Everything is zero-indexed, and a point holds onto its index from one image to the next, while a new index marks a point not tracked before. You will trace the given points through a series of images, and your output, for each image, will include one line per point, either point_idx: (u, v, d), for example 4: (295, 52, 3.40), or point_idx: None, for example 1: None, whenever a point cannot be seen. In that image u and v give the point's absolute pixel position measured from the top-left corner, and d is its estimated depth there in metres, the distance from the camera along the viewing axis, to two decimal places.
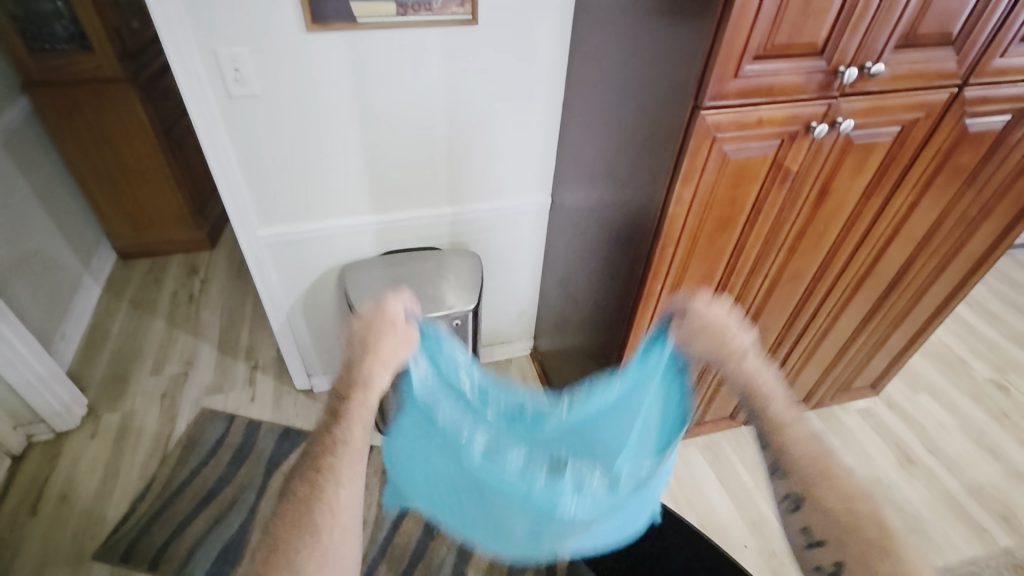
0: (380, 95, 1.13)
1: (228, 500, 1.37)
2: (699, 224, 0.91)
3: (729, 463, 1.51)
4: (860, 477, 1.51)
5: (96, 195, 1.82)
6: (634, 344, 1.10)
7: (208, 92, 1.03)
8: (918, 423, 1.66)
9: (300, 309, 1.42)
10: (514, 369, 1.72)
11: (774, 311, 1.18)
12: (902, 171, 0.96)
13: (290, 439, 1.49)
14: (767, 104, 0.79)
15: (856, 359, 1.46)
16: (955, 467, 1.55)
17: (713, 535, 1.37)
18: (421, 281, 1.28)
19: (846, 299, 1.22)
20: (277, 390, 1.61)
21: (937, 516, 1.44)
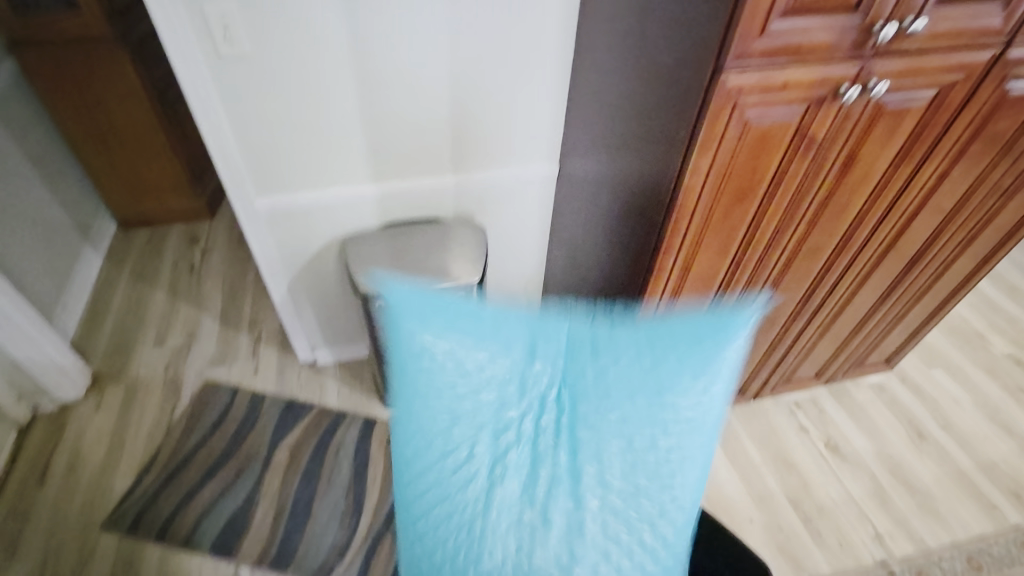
0: (378, 58, 1.06)
1: (234, 472, 1.37)
2: (715, 196, 0.86)
3: (736, 438, 1.49)
4: (869, 452, 1.49)
5: (91, 163, 1.77)
6: None
7: (197, 55, 0.97)
8: (931, 398, 1.63)
9: (301, 281, 1.38)
10: None
11: (791, 286, 1.14)
12: (935, 139, 0.90)
13: (294, 411, 1.49)
14: (794, 66, 0.73)
15: (872, 334, 1.42)
16: (968, 443, 1.53)
17: (718, 510, 1.36)
18: (424, 253, 1.25)
19: (865, 274, 1.18)
20: (280, 363, 1.60)
21: (947, 492, 1.43)
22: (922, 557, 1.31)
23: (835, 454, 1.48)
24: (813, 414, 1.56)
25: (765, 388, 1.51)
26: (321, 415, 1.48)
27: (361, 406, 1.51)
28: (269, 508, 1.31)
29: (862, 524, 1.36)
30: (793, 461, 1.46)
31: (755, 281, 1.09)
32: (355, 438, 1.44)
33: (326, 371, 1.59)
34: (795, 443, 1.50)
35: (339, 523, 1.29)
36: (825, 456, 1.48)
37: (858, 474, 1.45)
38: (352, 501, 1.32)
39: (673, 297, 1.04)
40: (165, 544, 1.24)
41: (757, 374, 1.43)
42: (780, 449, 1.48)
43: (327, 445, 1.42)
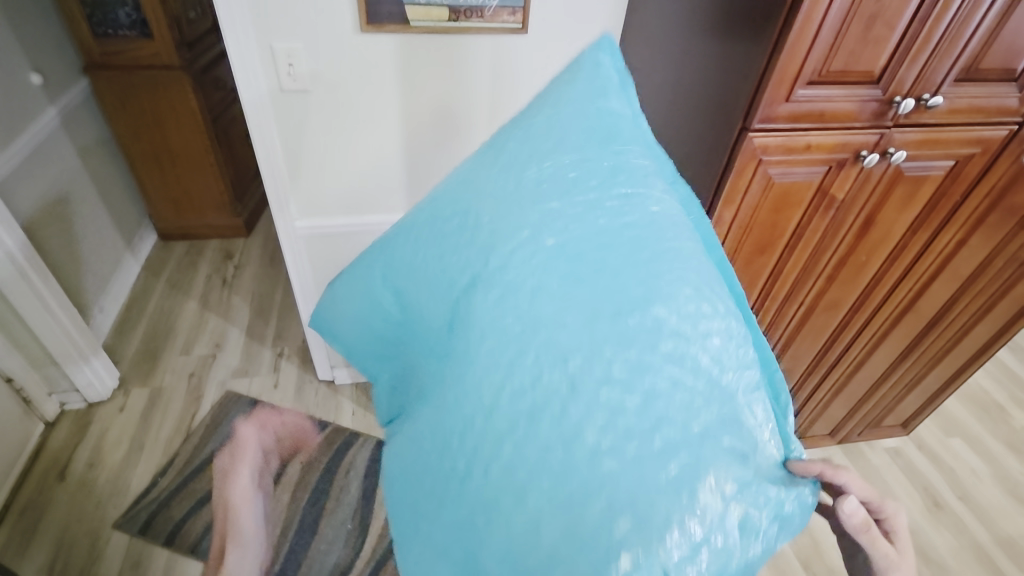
0: (426, 95, 1.14)
1: None
2: (737, 246, 0.90)
3: None
4: None
5: (143, 176, 1.88)
6: None
7: (262, 85, 1.06)
8: (948, 467, 1.60)
9: None
10: None
11: (807, 340, 1.16)
12: (952, 206, 0.94)
13: None
14: (818, 129, 0.77)
15: (889, 395, 1.41)
16: (985, 516, 1.49)
17: None
18: None
19: (882, 333, 1.19)
20: (300, 379, 1.64)
21: (963, 566, 1.39)
22: None
23: None
24: None
25: None
26: (335, 434, 1.51)
27: (375, 428, 1.54)
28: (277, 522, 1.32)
29: None
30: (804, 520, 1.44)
31: (771, 332, 1.11)
32: (366, 459, 1.46)
33: (343, 390, 1.62)
34: None
35: (344, 543, 1.30)
36: None
37: None
38: (358, 522, 1.33)
39: None
40: (172, 551, 1.26)
41: None
42: None
43: (339, 463, 1.45)
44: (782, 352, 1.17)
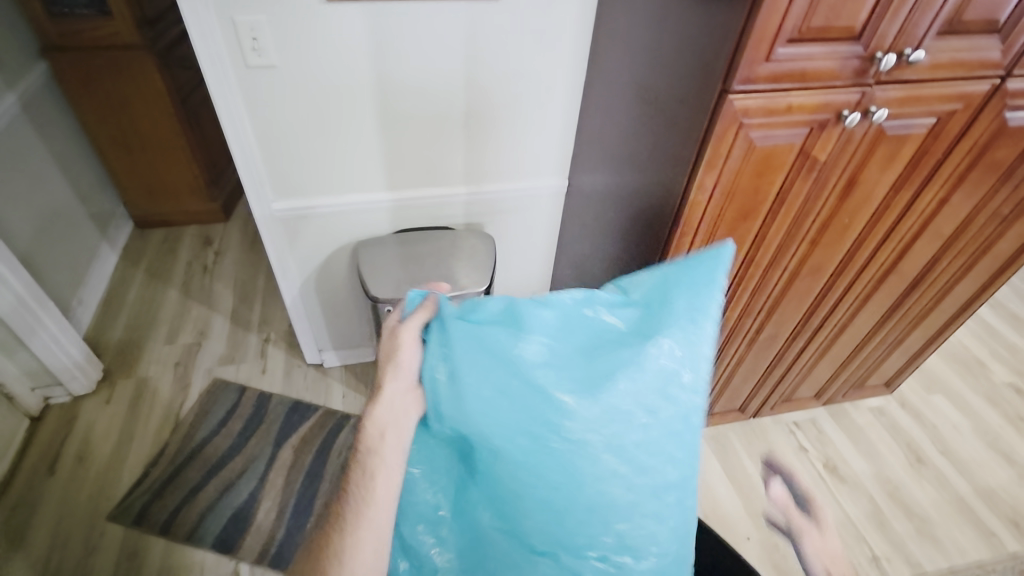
0: (400, 68, 1.10)
1: (239, 469, 1.38)
2: (720, 212, 0.89)
3: (735, 455, 1.50)
4: (867, 475, 1.50)
5: (112, 162, 1.82)
6: None
7: (227, 62, 1.01)
8: (931, 423, 1.64)
9: (313, 283, 1.42)
10: None
11: (792, 305, 1.16)
12: (933, 166, 0.93)
13: (299, 412, 1.51)
14: (799, 90, 0.76)
15: (873, 355, 1.43)
16: (966, 469, 1.54)
17: (717, 526, 1.36)
18: (434, 261, 1.29)
19: (866, 295, 1.20)
20: (287, 363, 1.63)
21: (945, 518, 1.43)
22: None
23: (834, 475, 1.49)
24: (813, 434, 1.58)
25: (765, 406, 1.52)
26: (326, 417, 1.51)
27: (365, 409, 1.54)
28: (272, 505, 1.32)
29: (859, 546, 1.36)
30: None
31: (756, 298, 1.11)
32: None
33: (332, 373, 1.62)
34: (794, 462, 1.51)
35: None
36: (824, 476, 1.49)
37: (856, 496, 1.45)
38: None
39: None
40: (168, 538, 1.25)
41: (758, 390, 1.43)
42: None
43: (332, 445, 1.44)
44: (767, 318, 1.18)
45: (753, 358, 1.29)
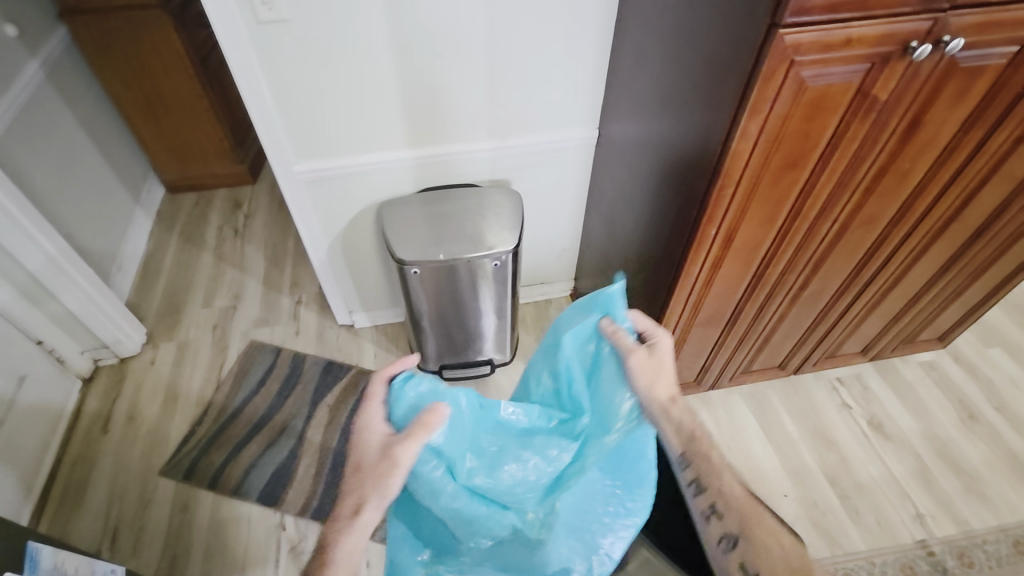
0: (417, 16, 1.04)
1: (278, 428, 1.43)
2: (764, 162, 0.82)
3: (773, 412, 1.46)
4: (914, 432, 1.44)
5: (139, 127, 1.82)
6: (683, 290, 1.04)
7: (238, 19, 0.97)
8: (986, 378, 1.56)
9: (340, 245, 1.41)
10: (553, 310, 1.71)
11: (840, 259, 1.09)
12: (1012, 101, 0.83)
13: (333, 372, 1.54)
14: (860, 19, 0.67)
15: (928, 309, 1.35)
16: (1022, 425, 1.46)
17: (752, 483, 1.34)
18: (460, 221, 1.25)
19: (923, 247, 1.11)
20: (320, 325, 1.65)
21: (996, 475, 1.37)
22: (966, 539, 1.26)
23: (877, 432, 1.44)
24: (856, 390, 1.52)
25: (806, 364, 1.46)
26: (360, 377, 1.53)
27: None
28: (311, 463, 1.36)
29: (903, 503, 1.32)
30: (831, 437, 1.42)
31: (801, 253, 1.04)
32: None
33: (364, 333, 1.63)
34: (835, 419, 1.46)
35: None
36: (867, 433, 1.44)
37: (900, 453, 1.40)
38: None
39: (713, 268, 1.01)
40: (216, 492, 1.31)
41: (800, 348, 1.37)
42: (818, 425, 1.44)
43: None
44: (813, 274, 1.11)
45: (795, 315, 1.23)
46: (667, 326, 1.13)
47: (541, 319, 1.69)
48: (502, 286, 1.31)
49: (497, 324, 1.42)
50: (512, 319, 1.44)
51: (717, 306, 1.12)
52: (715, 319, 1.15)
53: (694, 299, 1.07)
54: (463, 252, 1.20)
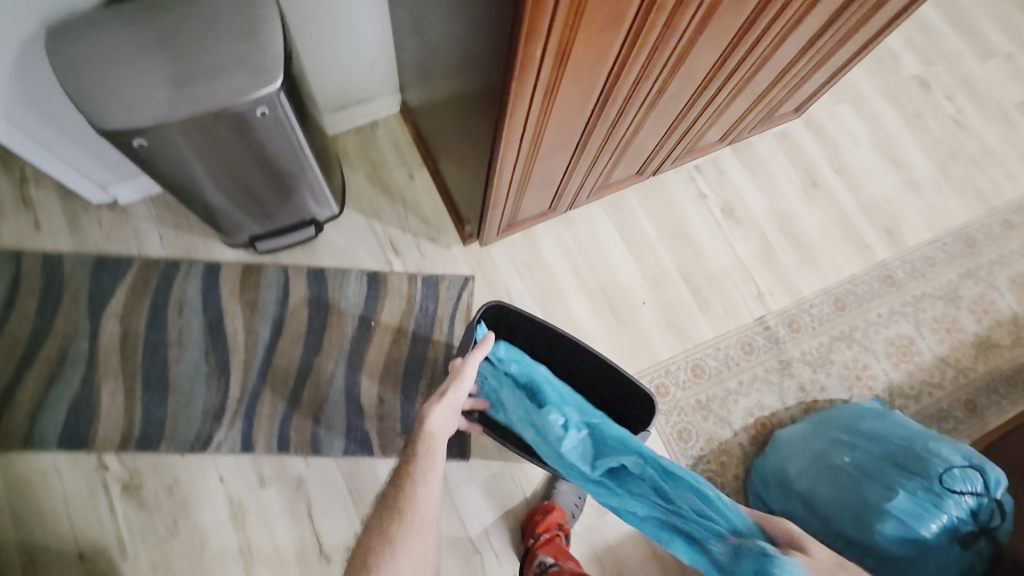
0: None
1: (56, 357, 1.13)
2: None
3: (634, 217, 1.37)
4: (762, 210, 1.44)
5: None
6: (516, 123, 0.78)
7: None
8: (832, 140, 1.54)
9: (21, 102, 0.93)
10: (381, 133, 1.37)
11: (703, 52, 0.86)
12: None
13: (108, 271, 1.19)
14: None
15: (792, 81, 1.21)
16: (855, 185, 1.50)
17: (613, 298, 1.31)
18: (190, 51, 0.84)
19: (798, 18, 0.91)
20: (67, 210, 1.22)
21: (829, 239, 1.44)
22: (797, 307, 1.37)
23: (730, 218, 1.42)
24: (713, 177, 1.45)
25: (666, 163, 1.33)
26: (147, 269, 1.20)
27: (196, 250, 1.23)
28: (116, 389, 1.12)
29: (747, 285, 1.37)
30: (688, 233, 1.39)
31: (658, 54, 0.79)
32: (198, 289, 1.20)
33: (135, 211, 1.23)
34: (691, 212, 1.41)
35: (205, 388, 1.14)
36: (720, 222, 1.41)
37: (749, 237, 1.41)
38: (214, 361, 1.16)
39: (549, 91, 0.75)
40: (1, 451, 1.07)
41: (659, 150, 1.22)
42: (677, 222, 1.39)
43: (166, 302, 1.19)
44: (672, 76, 0.88)
45: (653, 121, 1.03)
46: (503, 167, 0.90)
47: (367, 148, 1.36)
48: (286, 135, 0.96)
49: (305, 177, 1.10)
50: (321, 166, 1.13)
51: (560, 134, 0.89)
52: (561, 147, 0.93)
53: (531, 130, 0.83)
54: (206, 103, 0.83)
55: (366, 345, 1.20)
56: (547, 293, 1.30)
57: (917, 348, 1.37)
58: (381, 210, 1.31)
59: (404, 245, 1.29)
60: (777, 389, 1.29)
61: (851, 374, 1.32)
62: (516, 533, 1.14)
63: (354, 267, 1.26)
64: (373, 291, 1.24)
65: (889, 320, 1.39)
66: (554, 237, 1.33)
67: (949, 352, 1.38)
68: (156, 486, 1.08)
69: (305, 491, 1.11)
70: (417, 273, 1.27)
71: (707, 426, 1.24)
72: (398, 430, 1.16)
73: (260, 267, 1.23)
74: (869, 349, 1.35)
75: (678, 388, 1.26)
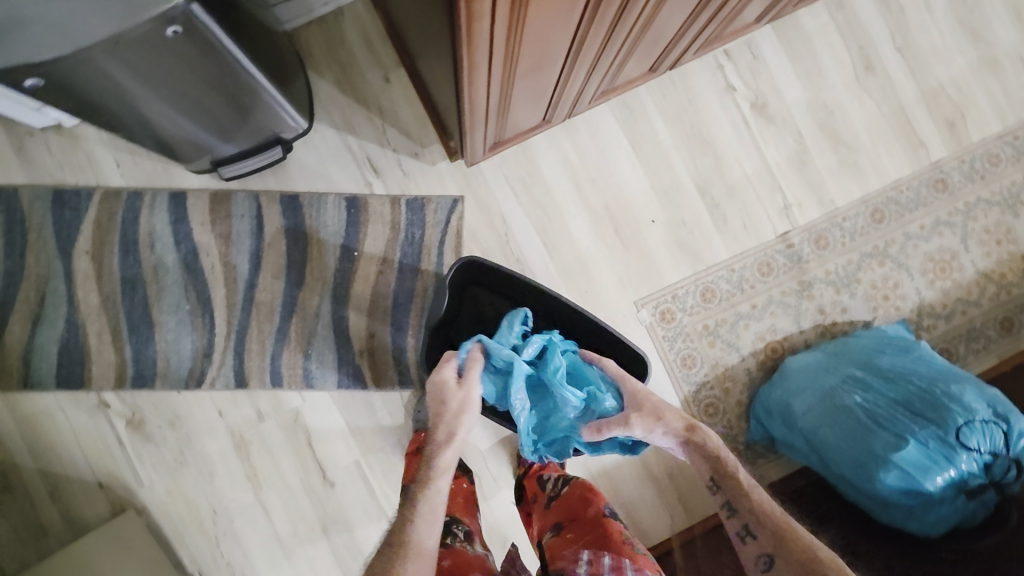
0: None
1: (35, 298, 1.10)
2: None
3: (646, 120, 1.19)
4: (800, 105, 1.23)
5: None
6: (480, 51, 0.61)
7: None
8: (898, 8, 1.25)
9: None
10: (348, 26, 1.17)
11: None
12: None
13: (69, 205, 1.11)
14: None
15: None
16: (919, 66, 1.25)
17: (619, 216, 1.18)
18: None
19: None
20: (11, 137, 1.10)
21: (875, 138, 1.24)
22: (827, 221, 1.22)
23: (760, 116, 1.22)
24: (745, 64, 1.21)
25: (688, 54, 1.10)
26: (109, 201, 1.12)
27: (159, 177, 1.13)
28: (102, 329, 1.10)
29: (772, 196, 1.21)
30: (708, 137, 1.21)
31: None
32: (167, 221, 1.12)
33: (86, 134, 1.12)
34: (714, 111, 1.21)
35: (191, 326, 1.11)
36: (748, 121, 1.22)
37: (780, 138, 1.22)
38: (196, 299, 1.12)
39: (516, 10, 0.56)
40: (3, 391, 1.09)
41: (679, 42, 1.00)
42: (696, 125, 1.20)
43: (136, 237, 1.12)
44: None
45: (670, 12, 0.82)
46: (477, 93, 0.73)
47: (333, 46, 1.16)
48: (212, 57, 0.80)
49: (259, 96, 0.95)
50: (276, 82, 0.97)
51: (546, 48, 0.70)
52: (549, 60, 0.75)
53: (502, 54, 0.65)
54: (89, 33, 0.67)
55: (351, 277, 1.13)
56: (544, 213, 1.17)
57: (958, 263, 1.23)
58: (355, 123, 1.16)
59: (384, 164, 1.16)
60: (793, 312, 1.19)
61: (879, 294, 1.21)
62: (513, 457, 1.16)
63: (331, 191, 1.15)
64: (353, 217, 1.14)
65: (933, 232, 1.23)
66: (553, 148, 1.18)
67: (995, 267, 1.23)
68: (158, 421, 1.11)
69: (303, 423, 1.12)
70: (400, 196, 1.15)
71: (713, 352, 1.18)
72: (390, 363, 1.13)
73: (230, 194, 1.13)
74: (904, 266, 1.22)
75: (685, 313, 1.18)
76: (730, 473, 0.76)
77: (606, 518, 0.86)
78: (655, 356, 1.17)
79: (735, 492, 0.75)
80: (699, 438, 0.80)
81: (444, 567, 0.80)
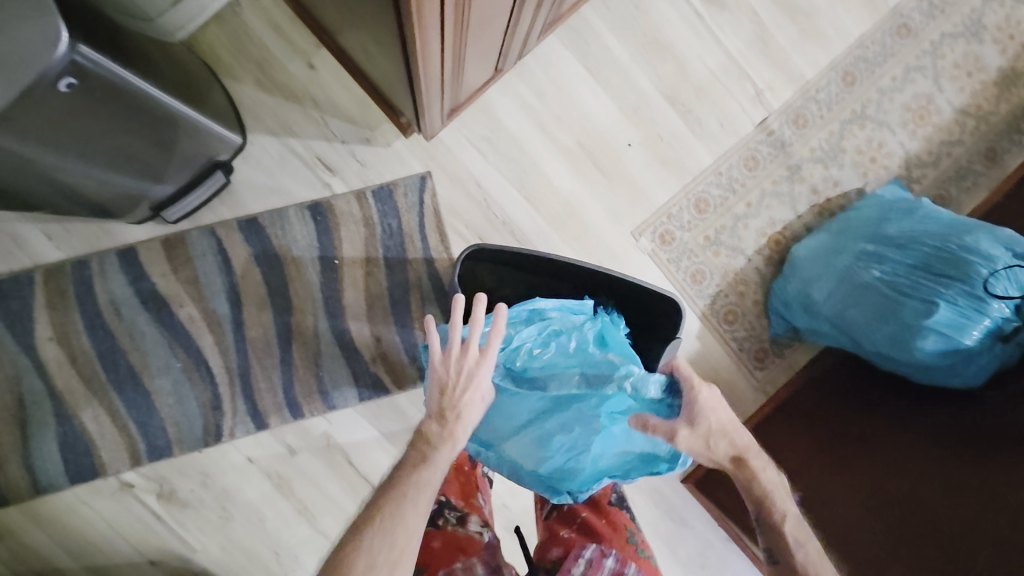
0: None
1: (14, 401, 1.01)
2: None
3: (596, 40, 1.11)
4: None
5: None
6: (429, 20, 0.53)
7: None
8: None
9: None
10: (251, 16, 1.04)
11: None
12: None
13: (13, 294, 1.00)
14: None
15: None
16: None
17: (594, 148, 1.12)
18: None
19: None
20: None
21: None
22: (801, 97, 1.18)
23: (711, 4, 1.14)
24: None
25: None
26: (56, 279, 1.01)
27: (100, 239, 1.03)
28: (97, 412, 1.03)
29: (741, 86, 1.16)
30: (663, 41, 1.13)
31: None
32: (125, 283, 1.03)
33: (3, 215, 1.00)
34: (663, 10, 1.13)
35: (190, 383, 1.04)
36: (700, 12, 1.14)
37: (736, 23, 1.15)
38: (186, 355, 1.04)
39: None
40: (17, 503, 1.03)
41: None
42: (649, 30, 1.12)
43: (99, 309, 1.02)
44: None
45: None
46: (430, 63, 0.65)
47: (242, 43, 1.04)
48: (115, 99, 0.69)
49: (183, 127, 0.85)
50: (197, 106, 0.86)
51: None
52: (498, 6, 0.67)
53: (452, 14, 0.57)
54: None
55: (338, 288, 1.06)
56: (518, 166, 1.10)
57: (935, 106, 1.21)
58: (292, 123, 1.05)
59: (337, 159, 1.07)
60: (788, 199, 1.17)
61: (866, 159, 1.19)
62: None
63: (289, 203, 1.06)
64: (321, 224, 1.06)
65: (905, 81, 1.20)
66: (509, 94, 1.10)
67: (972, 100, 1.21)
68: (188, 485, 1.06)
69: (337, 445, 1.09)
70: (364, 188, 1.07)
71: (719, 261, 1.16)
72: (406, 362, 1.08)
73: (182, 236, 1.04)
74: (884, 124, 1.19)
75: (684, 231, 1.15)
76: (771, 508, 0.68)
77: (608, 505, 0.88)
78: (664, 280, 1.14)
79: (774, 542, 0.68)
80: (744, 469, 0.69)
81: (435, 550, 0.77)
